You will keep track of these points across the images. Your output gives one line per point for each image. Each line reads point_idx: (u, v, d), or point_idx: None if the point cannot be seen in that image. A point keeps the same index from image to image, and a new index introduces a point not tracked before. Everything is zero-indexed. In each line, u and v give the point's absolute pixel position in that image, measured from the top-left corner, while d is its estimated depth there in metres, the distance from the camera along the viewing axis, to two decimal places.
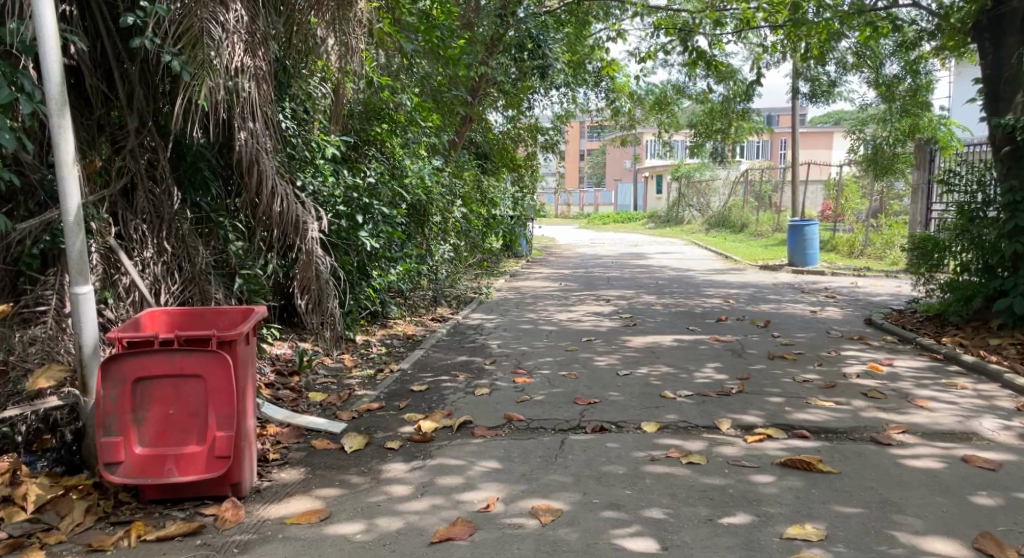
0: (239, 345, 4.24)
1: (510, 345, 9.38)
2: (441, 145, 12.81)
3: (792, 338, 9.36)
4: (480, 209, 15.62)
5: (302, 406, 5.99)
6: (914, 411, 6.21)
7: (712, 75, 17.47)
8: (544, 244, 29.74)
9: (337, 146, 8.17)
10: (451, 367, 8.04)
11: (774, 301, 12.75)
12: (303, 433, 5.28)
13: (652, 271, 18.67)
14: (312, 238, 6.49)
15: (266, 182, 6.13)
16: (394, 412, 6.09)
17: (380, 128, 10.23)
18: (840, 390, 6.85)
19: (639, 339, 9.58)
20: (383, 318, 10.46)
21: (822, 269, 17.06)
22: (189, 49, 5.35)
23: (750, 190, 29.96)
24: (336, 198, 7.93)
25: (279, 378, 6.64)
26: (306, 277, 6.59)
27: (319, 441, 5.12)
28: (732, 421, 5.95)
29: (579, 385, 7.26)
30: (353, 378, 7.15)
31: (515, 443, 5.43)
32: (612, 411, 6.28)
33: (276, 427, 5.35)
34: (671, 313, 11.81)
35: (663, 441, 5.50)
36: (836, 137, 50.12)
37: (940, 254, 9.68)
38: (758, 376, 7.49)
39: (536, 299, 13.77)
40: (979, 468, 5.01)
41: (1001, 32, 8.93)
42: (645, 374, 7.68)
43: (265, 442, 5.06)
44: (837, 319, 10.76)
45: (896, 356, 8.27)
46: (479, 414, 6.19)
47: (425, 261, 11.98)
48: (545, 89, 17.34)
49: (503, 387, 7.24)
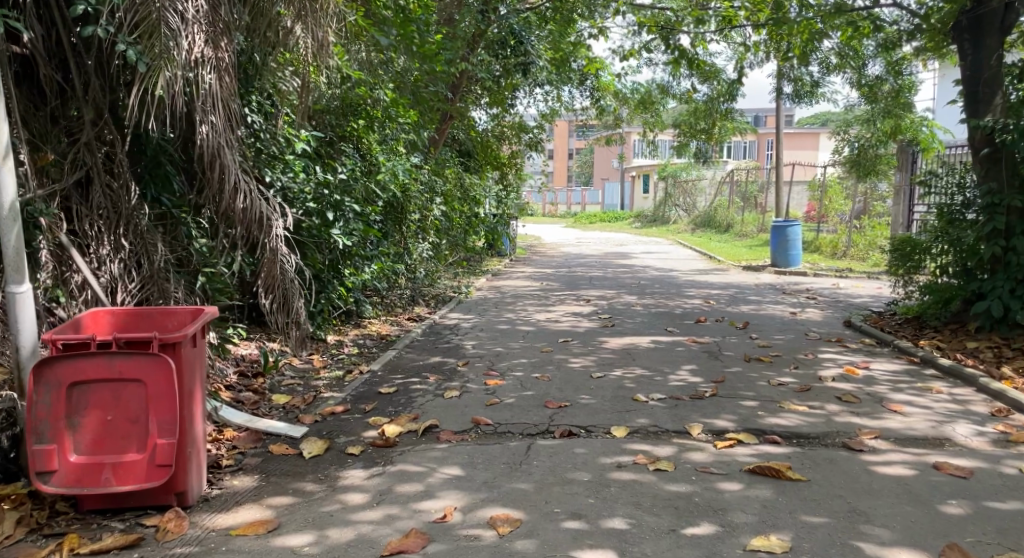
0: (184, 347, 4.11)
1: (486, 346, 9.24)
2: (421, 142, 12.66)
3: (770, 340, 9.27)
4: (462, 207, 15.47)
5: (264, 409, 5.86)
6: (887, 416, 6.12)
7: (695, 75, 17.39)
8: (529, 242, 29.62)
9: (306, 141, 8.08)
10: (422, 369, 7.91)
11: (754, 303, 12.66)
12: (261, 437, 5.14)
13: (635, 270, 18.59)
14: (277, 236, 6.37)
15: (229, 178, 5.99)
16: (359, 416, 5.96)
17: (356, 123, 10.21)
18: (814, 394, 6.75)
19: (616, 341, 9.46)
20: (357, 317, 10.34)
21: (804, 270, 17.03)
22: (146, 39, 5.21)
23: (735, 190, 29.94)
24: (306, 195, 7.94)
25: (242, 380, 6.54)
26: (270, 277, 6.48)
27: (277, 447, 4.98)
28: (704, 426, 5.84)
29: (551, 387, 7.14)
30: (320, 381, 7.04)
31: (480, 448, 5.30)
32: (582, 415, 6.16)
33: (234, 431, 5.21)
34: (650, 313, 11.72)
35: (632, 447, 5.39)
36: (822, 137, 50.32)
37: (918, 256, 9.67)
38: (733, 378, 7.38)
39: (516, 299, 13.65)
40: (949, 475, 4.92)
41: (981, 33, 8.87)
42: (619, 376, 7.56)
43: (221, 447, 4.92)
44: (816, 320, 10.70)
45: (874, 358, 8.20)
46: (446, 417, 6.06)
47: (403, 259, 11.86)
48: (528, 87, 17.23)
49: (474, 389, 7.11)
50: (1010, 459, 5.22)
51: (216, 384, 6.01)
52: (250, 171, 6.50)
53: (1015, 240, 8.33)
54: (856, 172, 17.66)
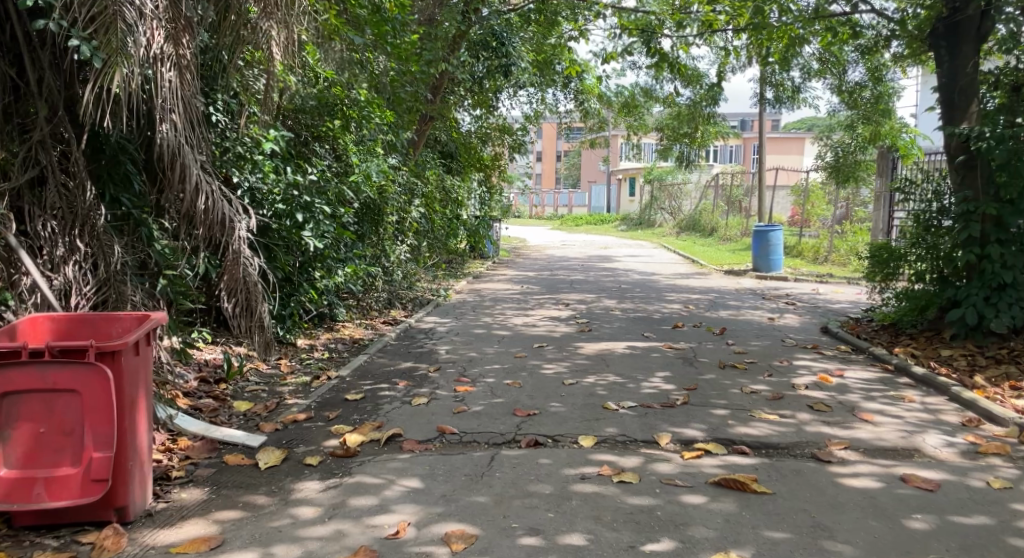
0: (125, 356, 4.00)
1: (459, 351, 9.13)
2: (400, 143, 12.51)
3: (746, 346, 9.20)
4: (442, 209, 15.34)
5: (223, 417, 5.83)
6: (858, 426, 6.06)
7: (678, 78, 17.34)
8: (513, 245, 29.50)
9: (275, 142, 8.02)
10: (392, 375, 7.80)
11: (733, 308, 12.59)
12: (216, 446, 5.12)
13: (617, 274, 18.53)
14: (240, 238, 6.27)
15: (190, 178, 5.87)
16: (322, 423, 5.92)
17: (332, 123, 10.01)
18: (786, 402, 6.68)
19: (591, 346, 9.36)
20: (330, 320, 10.25)
21: (785, 275, 17.01)
22: (101, 34, 5.06)
23: (720, 193, 29.95)
24: (275, 196, 7.92)
25: (203, 386, 6.52)
26: (233, 279, 6.36)
27: (232, 457, 4.97)
28: (672, 435, 5.75)
29: (522, 394, 7.04)
30: (286, 387, 7.00)
31: (443, 459, 5.20)
32: (550, 424, 6.06)
33: (189, 440, 5.18)
34: (628, 318, 11.64)
35: (597, 457, 5.30)
36: (807, 142, 50.53)
37: (895, 263, 9.66)
38: (705, 386, 7.30)
39: (495, 302, 13.53)
40: (916, 488, 4.86)
41: (957, 41, 8.84)
42: (591, 383, 7.46)
43: (174, 457, 4.89)
44: (794, 327, 10.64)
45: (848, 366, 8.15)
46: (411, 426, 5.96)
47: (379, 261, 11.75)
48: (510, 89, 17.12)
49: (443, 396, 7.00)
50: (978, 471, 5.18)
51: (175, 391, 5.99)
52: (212, 171, 6.39)
53: (989, 248, 8.28)
54: (837, 178, 17.66)
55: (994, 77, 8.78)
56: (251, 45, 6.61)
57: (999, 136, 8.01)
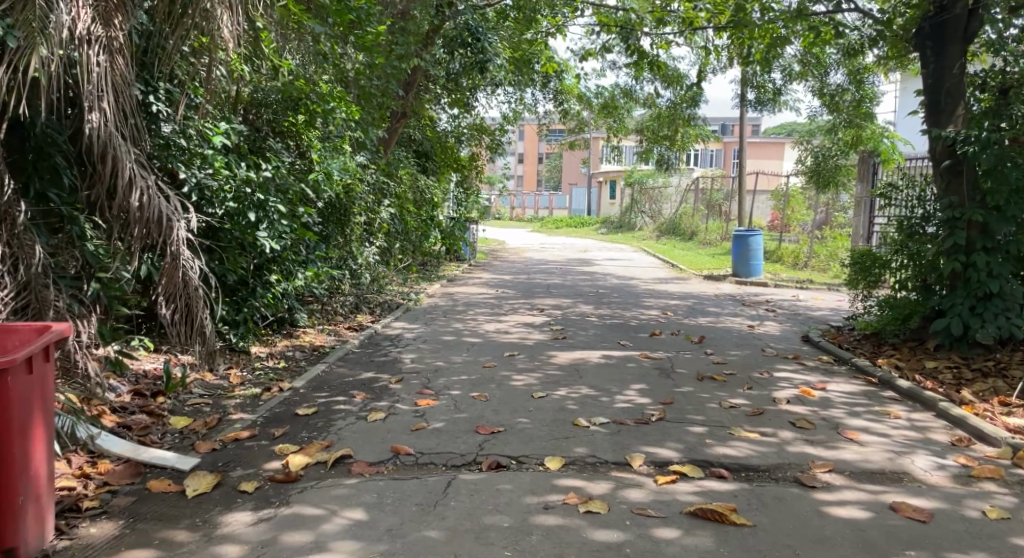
0: (12, 375, 3.58)
1: (425, 360, 8.66)
2: (370, 142, 12.07)
3: (725, 356, 8.80)
4: (416, 210, 14.91)
5: (156, 437, 5.70)
6: (843, 446, 5.62)
7: (657, 78, 17.00)
8: (493, 247, 29.02)
9: (225, 136, 7.85)
10: (350, 387, 7.40)
11: (713, 315, 12.21)
12: (140, 471, 4.95)
13: (595, 278, 18.12)
14: (178, 240, 5.98)
15: (121, 171, 5.67)
16: (265, 443, 5.75)
17: (296, 118, 9.77)
18: (767, 419, 6.27)
19: (564, 355, 8.92)
20: (291, 326, 9.84)
21: (765, 281, 16.68)
22: (18, 15, 5.05)
23: (701, 197, 29.64)
24: (226, 193, 7.74)
25: (138, 399, 6.48)
26: (171, 285, 6.13)
27: (156, 483, 4.78)
28: (646, 456, 5.32)
29: (487, 409, 6.58)
30: (232, 400, 6.91)
31: (393, 486, 4.83)
32: (515, 443, 5.62)
33: (111, 464, 5.03)
34: (603, 325, 11.24)
35: (564, 482, 4.87)
36: (787, 148, 50.50)
37: (879, 269, 9.31)
38: (682, 400, 6.87)
39: (467, 307, 13.07)
40: (908, 518, 4.46)
41: (944, 40, 8.45)
42: (562, 397, 7.02)
43: (91, 484, 4.72)
44: (773, 335, 10.27)
45: (830, 378, 7.74)
46: (363, 446, 5.60)
47: (347, 263, 11.32)
48: (486, 88, 16.67)
49: (402, 412, 6.57)
50: (973, 499, 4.78)
51: (100, 407, 5.96)
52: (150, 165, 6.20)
53: (976, 256, 7.93)
54: (817, 182, 17.34)
55: (980, 79, 8.42)
56: (200, 31, 6.12)
57: (985, 141, 7.66)
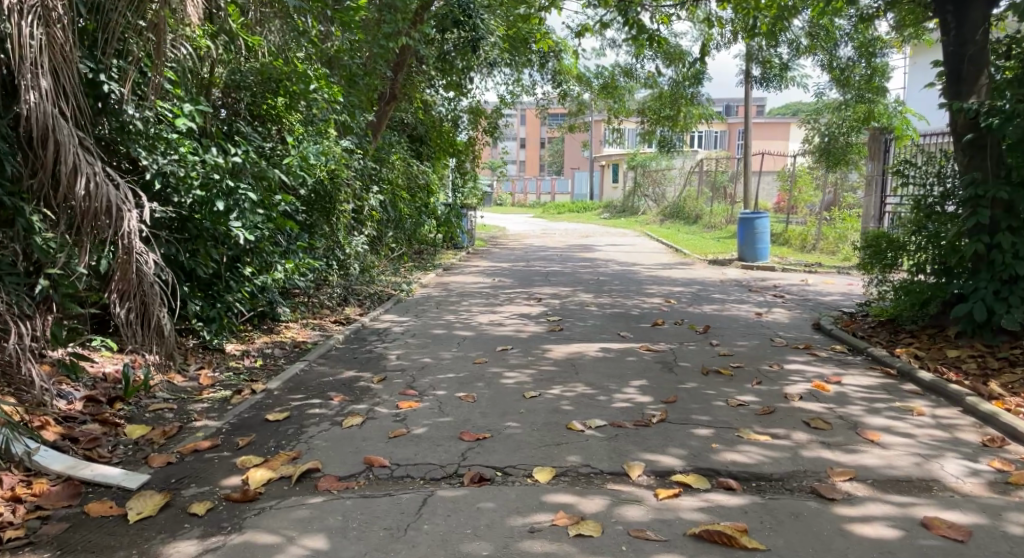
0: None
1: (411, 356, 8.12)
2: (356, 126, 11.51)
3: (731, 347, 8.23)
4: (410, 196, 14.37)
5: (105, 450, 5.29)
6: (864, 449, 5.04)
7: (658, 55, 16.37)
8: (494, 234, 28.41)
9: (193, 119, 7.44)
10: (328, 388, 6.91)
11: (718, 303, 11.62)
12: (79, 492, 4.62)
13: (597, 265, 17.52)
14: (125, 230, 5.70)
15: (66, 156, 5.52)
16: (227, 455, 5.32)
17: (275, 101, 9.19)
18: (778, 418, 5.69)
19: (560, 349, 8.36)
20: (272, 321, 9.34)
21: (773, 265, 16.09)
22: None
23: (705, 179, 28.98)
24: (194, 180, 7.28)
25: (92, 407, 6.08)
26: (124, 280, 5.79)
27: (95, 507, 4.43)
28: (645, 464, 4.78)
29: (473, 411, 6.06)
30: (199, 404, 6.49)
31: (362, 506, 4.39)
32: (501, 451, 5.10)
33: (48, 483, 4.70)
34: (603, 314, 10.69)
35: (553, 498, 4.37)
36: (793, 128, 49.66)
37: (894, 252, 8.70)
38: (686, 398, 6.31)
39: (462, 297, 12.51)
40: (942, 538, 3.92)
41: (965, 5, 7.82)
42: (555, 396, 6.47)
43: (20, 507, 4.38)
44: (783, 323, 9.70)
45: (845, 370, 7.16)
46: (333, 457, 5.13)
47: (335, 253, 10.78)
48: (482, 70, 16.06)
49: (381, 416, 6.07)
50: (1015, 511, 4.23)
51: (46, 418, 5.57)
52: (96, 152, 6.03)
53: (999, 237, 7.35)
54: (828, 162, 16.67)
55: (1004, 46, 7.83)
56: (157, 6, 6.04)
57: (1009, 113, 7.09)
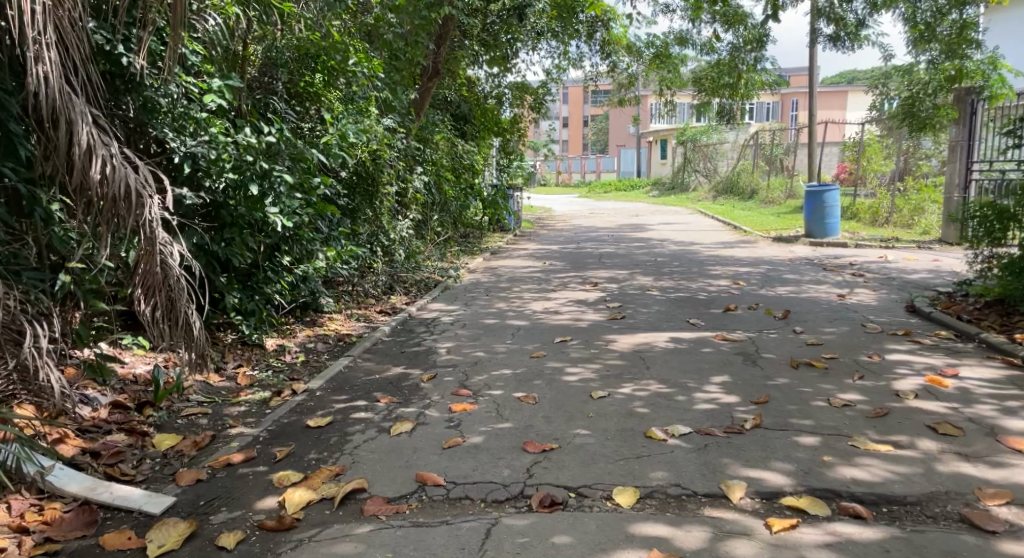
0: None
1: (463, 350, 7.45)
2: (400, 103, 10.79)
3: (819, 337, 7.42)
4: (456, 177, 13.69)
5: (128, 466, 4.61)
6: (1013, 461, 4.25)
7: (716, 18, 15.41)
8: (540, 215, 27.59)
9: (223, 96, 6.82)
10: (373, 389, 6.26)
11: (792, 285, 10.74)
12: (94, 519, 4.03)
13: (652, 245, 16.67)
14: (145, 220, 4.99)
15: (78, 136, 4.84)
16: (263, 470, 4.65)
17: (314, 78, 8.58)
18: (895, 422, 4.91)
19: (626, 340, 7.60)
20: (315, 312, 8.76)
21: (845, 241, 15.15)
22: None
23: (760, 153, 27.90)
24: (225, 163, 6.64)
25: (121, 413, 5.31)
26: (147, 274, 5.08)
27: (111, 538, 3.88)
28: (748, 484, 4.05)
29: (536, 416, 5.35)
30: (235, 408, 5.82)
31: (418, 539, 3.76)
32: (572, 467, 4.39)
33: (62, 508, 4.10)
34: (668, 299, 9.89)
35: (645, 531, 3.69)
36: (851, 97, 47.90)
37: (1003, 225, 7.80)
38: (779, 397, 5.53)
39: (512, 283, 11.81)
40: None
41: None
42: (627, 396, 5.73)
43: (26, 541, 3.84)
44: (871, 308, 8.85)
45: (961, 361, 6.34)
46: (381, 474, 4.47)
47: (380, 239, 10.18)
48: (529, 42, 15.27)
49: (433, 421, 5.40)
50: None
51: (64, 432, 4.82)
52: (112, 133, 5.41)
53: None
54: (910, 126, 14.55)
55: None
56: None
57: None
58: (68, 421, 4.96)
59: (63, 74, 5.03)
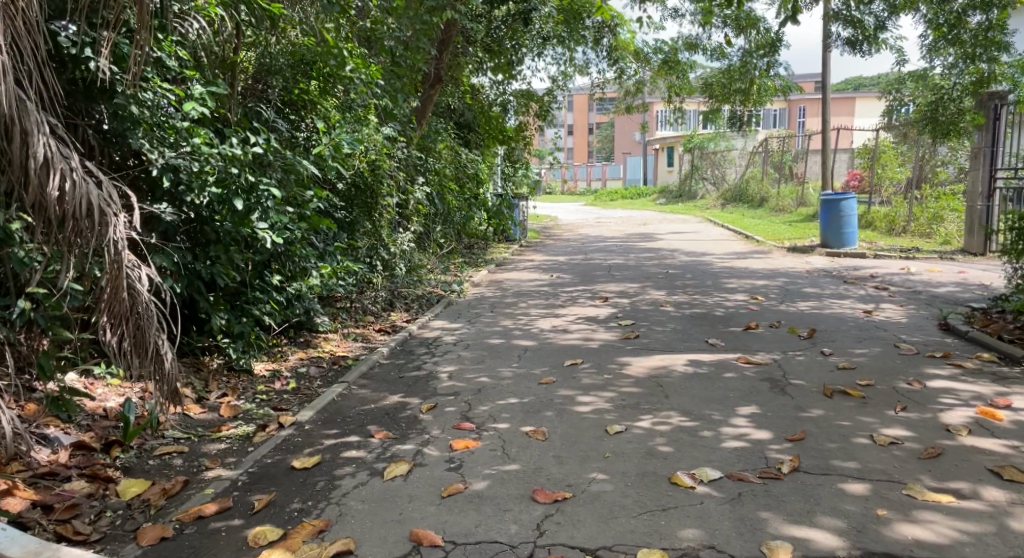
0: None
1: (467, 374, 6.92)
2: (400, 111, 10.26)
3: (851, 361, 6.91)
4: (459, 187, 13.15)
5: (84, 523, 4.09)
6: None
7: (729, 22, 14.96)
8: (545, 224, 27.00)
9: (206, 103, 6.25)
10: (367, 421, 5.72)
11: (814, 300, 10.18)
12: None
13: (662, 256, 16.11)
14: (109, 241, 4.44)
15: (33, 148, 4.28)
16: (238, 524, 4.11)
17: (309, 84, 8.02)
18: (953, 464, 4.43)
19: (641, 363, 7.06)
20: (310, 332, 8.21)
21: (863, 252, 14.63)
22: None
23: (770, 160, 27.38)
24: (208, 175, 6.07)
25: (85, 455, 4.75)
26: (112, 303, 4.54)
27: None
28: (794, 548, 3.58)
29: (546, 455, 4.82)
30: (215, 445, 5.21)
31: None
32: (590, 523, 3.89)
33: None
34: (683, 316, 9.34)
35: None
36: (858, 105, 47.42)
37: None
38: (816, 433, 4.99)
39: (518, 298, 11.24)
40: None
41: None
42: (648, 430, 5.20)
43: None
44: (901, 326, 8.36)
45: (1012, 391, 5.86)
46: (372, 531, 3.96)
47: (379, 253, 9.64)
48: (533, 48, 14.74)
49: (432, 461, 4.86)
50: None
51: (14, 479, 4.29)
52: (74, 144, 4.86)
53: None
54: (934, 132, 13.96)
55: None
56: None
57: None
58: (21, 468, 4.42)
59: (17, 79, 4.48)
